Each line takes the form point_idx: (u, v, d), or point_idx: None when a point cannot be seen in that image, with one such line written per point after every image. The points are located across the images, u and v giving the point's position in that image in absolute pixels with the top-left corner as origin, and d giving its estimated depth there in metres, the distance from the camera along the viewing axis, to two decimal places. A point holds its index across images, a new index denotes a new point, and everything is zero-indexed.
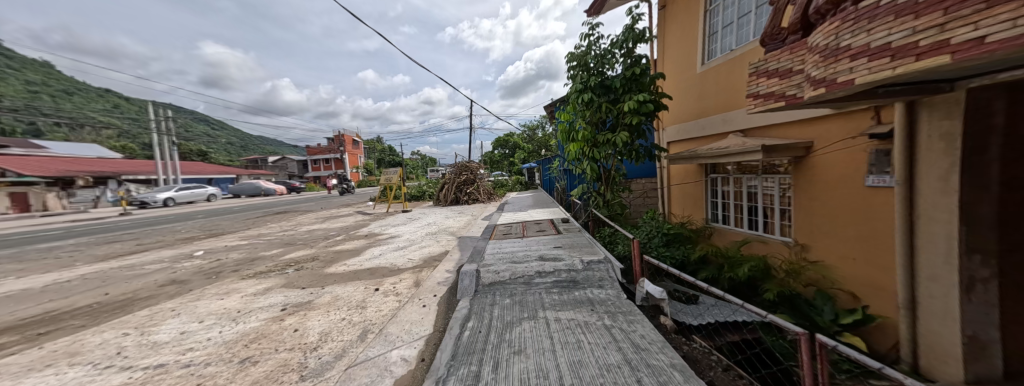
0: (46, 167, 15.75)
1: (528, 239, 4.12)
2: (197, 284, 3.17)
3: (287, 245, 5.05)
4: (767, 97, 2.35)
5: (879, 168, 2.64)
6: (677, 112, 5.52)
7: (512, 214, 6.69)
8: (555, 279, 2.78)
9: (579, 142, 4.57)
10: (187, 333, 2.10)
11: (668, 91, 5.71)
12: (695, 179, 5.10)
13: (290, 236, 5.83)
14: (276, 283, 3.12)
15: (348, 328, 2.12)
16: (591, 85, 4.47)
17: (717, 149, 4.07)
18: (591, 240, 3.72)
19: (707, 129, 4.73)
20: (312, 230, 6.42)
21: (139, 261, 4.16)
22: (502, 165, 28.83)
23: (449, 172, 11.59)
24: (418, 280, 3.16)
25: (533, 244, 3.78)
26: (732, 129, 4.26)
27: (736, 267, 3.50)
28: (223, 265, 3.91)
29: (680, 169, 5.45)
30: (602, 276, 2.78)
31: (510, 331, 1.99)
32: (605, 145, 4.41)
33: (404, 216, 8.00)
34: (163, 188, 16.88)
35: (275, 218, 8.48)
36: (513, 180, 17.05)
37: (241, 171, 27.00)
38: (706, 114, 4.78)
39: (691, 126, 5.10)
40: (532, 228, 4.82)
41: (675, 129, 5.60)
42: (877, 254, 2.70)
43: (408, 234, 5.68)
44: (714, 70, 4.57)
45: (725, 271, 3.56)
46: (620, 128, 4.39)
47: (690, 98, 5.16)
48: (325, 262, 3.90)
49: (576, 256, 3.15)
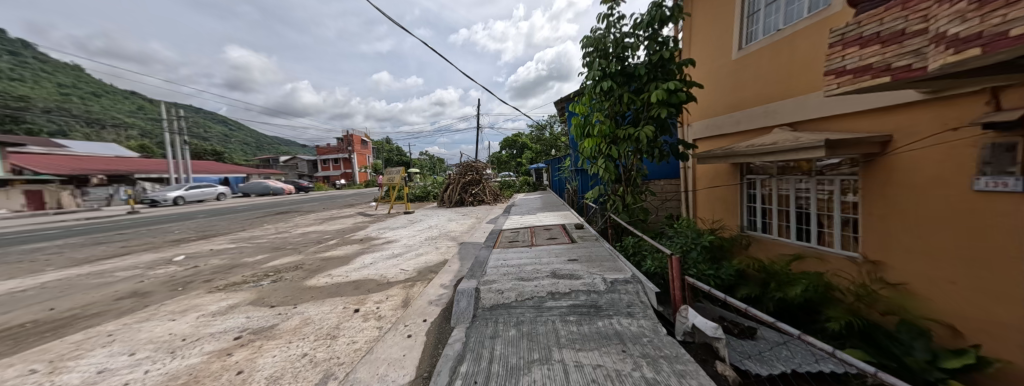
0: (61, 165, 16.05)
1: (537, 248, 3.61)
2: (157, 298, 2.75)
3: (274, 250, 4.66)
4: (858, 72, 1.81)
5: (995, 167, 2.02)
6: (707, 104, 4.88)
7: (518, 218, 6.15)
8: (572, 303, 2.24)
9: (595, 138, 4.05)
10: (106, 372, 1.64)
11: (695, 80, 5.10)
12: (729, 181, 4.53)
13: (281, 239, 5.48)
14: (245, 298, 2.68)
15: (306, 371, 1.63)
16: (611, 73, 3.92)
17: (764, 145, 3.47)
18: (612, 251, 3.14)
19: (745, 123, 4.13)
20: (306, 232, 6.07)
21: (111, 267, 3.81)
22: (509, 166, 28.31)
23: (453, 171, 11.14)
24: (407, 298, 2.66)
25: (543, 255, 3.26)
26: (778, 123, 3.66)
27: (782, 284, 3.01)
28: (198, 273, 3.51)
29: (710, 170, 4.90)
30: (630, 300, 2.21)
31: (515, 382, 1.45)
32: (626, 141, 3.86)
33: (404, 218, 7.56)
34: (174, 187, 17.06)
35: (274, 218, 8.22)
36: (520, 180, 16.49)
37: (251, 170, 27.25)
38: (743, 106, 4.20)
39: (724, 119, 4.48)
40: (541, 234, 4.29)
41: (702, 125, 5.02)
42: (987, 279, 2.11)
43: (405, 239, 5.21)
44: (754, 55, 3.98)
45: (771, 288, 3.06)
46: (645, 122, 3.83)
47: (723, 88, 4.57)
48: (309, 272, 3.45)
49: (597, 273, 2.60)
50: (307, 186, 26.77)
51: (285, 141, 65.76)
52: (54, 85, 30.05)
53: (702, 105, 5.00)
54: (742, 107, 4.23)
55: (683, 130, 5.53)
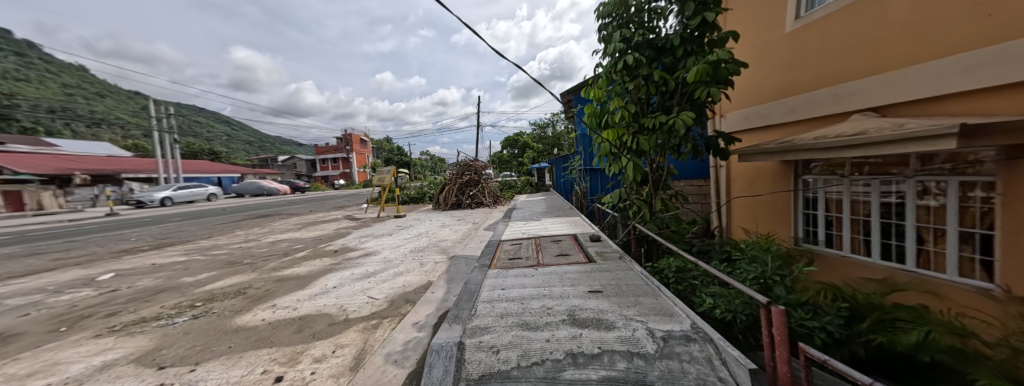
0: (43, 164, 15.34)
1: (545, 269, 2.79)
2: (14, 348, 1.94)
3: (227, 266, 3.87)
4: None
5: None
6: (751, 89, 4.03)
7: (520, 225, 5.34)
8: (605, 374, 1.33)
9: (616, 128, 3.15)
10: None
11: (739, 57, 4.21)
12: (779, 181, 3.71)
13: (244, 250, 4.68)
14: (134, 350, 1.87)
15: None
16: (637, 45, 2.97)
17: (845, 135, 2.60)
18: (649, 279, 2.30)
19: (803, 110, 3.31)
20: (276, 241, 5.29)
21: (7, 292, 3.01)
22: (509, 166, 27.50)
23: (450, 172, 10.37)
24: (363, 352, 1.84)
25: (554, 285, 2.39)
26: (852, 109, 2.84)
27: (883, 317, 1.96)
28: (108, 302, 2.70)
29: (752, 168, 4.09)
30: (701, 374, 1.29)
31: None
32: (656, 132, 2.96)
33: (392, 224, 6.76)
34: (162, 188, 16.38)
35: (249, 223, 7.44)
36: (521, 181, 15.73)
37: (246, 170, 26.58)
38: (801, 88, 3.36)
39: (772, 106, 3.67)
40: (548, 249, 3.46)
41: (741, 113, 4.19)
42: None
43: (388, 251, 4.41)
44: (821, 20, 3.12)
45: (863, 324, 2.03)
46: (681, 108, 2.91)
47: (774, 66, 3.71)
48: (249, 302, 2.64)
49: (635, 320, 1.74)
50: (303, 186, 26.02)
51: (285, 140, 65.16)
52: (49, 84, 29.61)
53: (743, 90, 4.15)
54: (799, 91, 3.40)
55: (715, 120, 4.70)
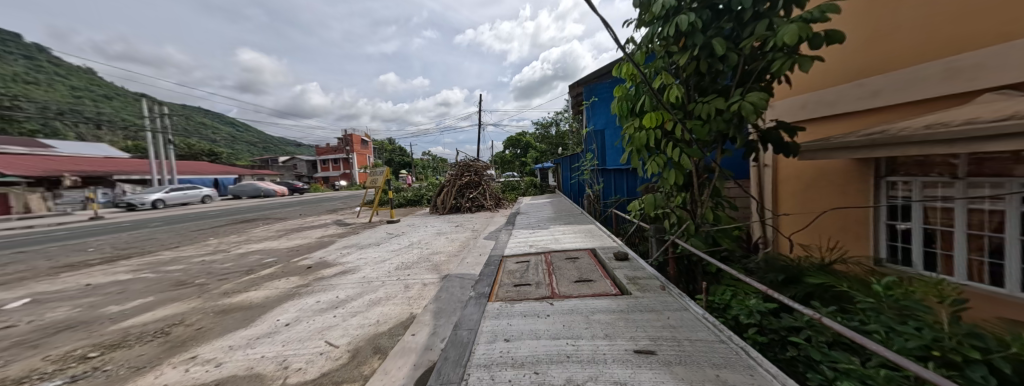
0: (33, 166, 14.93)
1: (564, 306, 2.05)
2: None
3: (174, 287, 3.20)
4: None
5: None
6: (822, 66, 3.23)
7: (525, 235, 4.64)
8: None
9: (656, 115, 2.41)
10: None
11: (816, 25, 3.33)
12: (853, 184, 2.97)
13: (204, 265, 4.03)
14: None
15: None
16: (689, 4, 2.18)
17: (982, 118, 1.78)
18: (724, 338, 1.53)
19: (898, 93, 2.53)
20: (247, 253, 4.63)
21: None
22: (511, 166, 26.79)
23: (449, 172, 9.71)
24: None
25: (581, 341, 1.62)
26: (978, 90, 2.05)
27: None
28: None
29: (813, 168, 3.35)
30: None
31: None
32: (712, 123, 2.25)
33: (382, 231, 6.08)
34: (154, 190, 15.93)
35: (229, 229, 6.82)
36: (524, 182, 15.03)
37: (243, 171, 26.08)
38: (900, 63, 2.56)
39: (854, 89, 2.88)
40: (564, 271, 2.73)
41: (806, 99, 3.40)
42: None
43: (369, 268, 3.73)
44: None
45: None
46: (744, 91, 2.18)
47: (859, 36, 2.88)
48: (163, 351, 1.95)
49: None
50: (301, 187, 25.48)
51: (287, 141, 64.97)
52: (51, 85, 29.49)
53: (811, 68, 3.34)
54: (894, 67, 2.60)
55: (774, 105, 3.91)
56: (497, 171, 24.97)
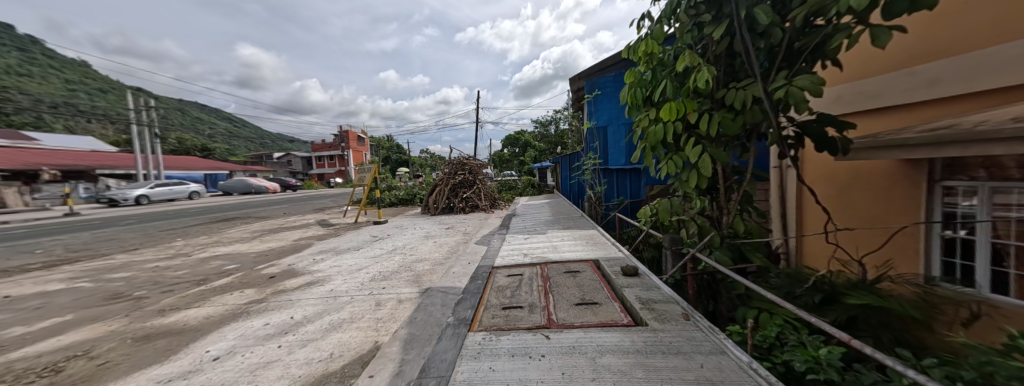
0: (11, 159, 14.34)
1: (568, 343, 1.55)
2: None
3: (106, 302, 2.75)
4: None
5: None
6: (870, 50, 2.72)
7: (519, 241, 4.20)
8: None
9: (676, 104, 1.92)
10: None
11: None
12: (900, 187, 2.47)
13: (155, 272, 3.57)
14: None
15: None
16: None
17: None
18: None
19: (960, 83, 2.06)
20: (210, 258, 4.17)
21: None
22: (510, 164, 26.30)
23: (442, 171, 9.25)
24: None
25: None
26: None
27: None
28: None
29: (848, 170, 2.88)
30: None
31: None
32: (748, 114, 1.79)
33: (366, 234, 5.63)
34: (139, 185, 15.38)
35: (202, 229, 6.35)
36: (522, 182, 14.57)
37: (235, 167, 25.46)
38: (967, 46, 2.07)
39: (905, 78, 2.41)
40: (565, 291, 2.26)
41: (848, 90, 2.91)
42: None
43: (340, 278, 3.28)
44: None
45: None
46: (791, 74, 1.73)
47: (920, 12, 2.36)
48: None
49: None
50: (294, 184, 24.89)
51: (283, 137, 64.28)
52: (43, 77, 28.95)
53: (856, 55, 2.83)
54: (960, 50, 2.10)
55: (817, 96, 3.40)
56: (495, 169, 24.51)
